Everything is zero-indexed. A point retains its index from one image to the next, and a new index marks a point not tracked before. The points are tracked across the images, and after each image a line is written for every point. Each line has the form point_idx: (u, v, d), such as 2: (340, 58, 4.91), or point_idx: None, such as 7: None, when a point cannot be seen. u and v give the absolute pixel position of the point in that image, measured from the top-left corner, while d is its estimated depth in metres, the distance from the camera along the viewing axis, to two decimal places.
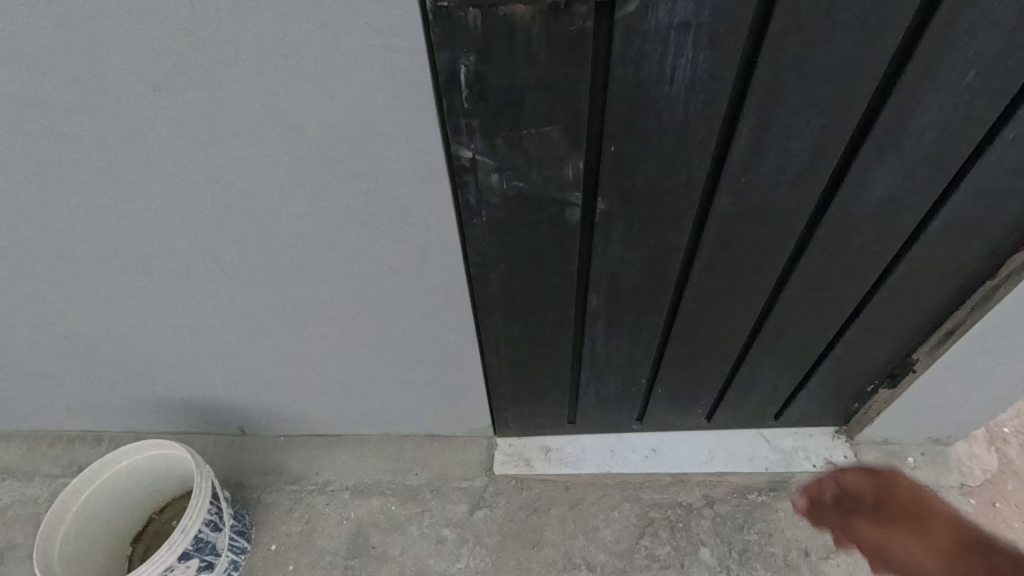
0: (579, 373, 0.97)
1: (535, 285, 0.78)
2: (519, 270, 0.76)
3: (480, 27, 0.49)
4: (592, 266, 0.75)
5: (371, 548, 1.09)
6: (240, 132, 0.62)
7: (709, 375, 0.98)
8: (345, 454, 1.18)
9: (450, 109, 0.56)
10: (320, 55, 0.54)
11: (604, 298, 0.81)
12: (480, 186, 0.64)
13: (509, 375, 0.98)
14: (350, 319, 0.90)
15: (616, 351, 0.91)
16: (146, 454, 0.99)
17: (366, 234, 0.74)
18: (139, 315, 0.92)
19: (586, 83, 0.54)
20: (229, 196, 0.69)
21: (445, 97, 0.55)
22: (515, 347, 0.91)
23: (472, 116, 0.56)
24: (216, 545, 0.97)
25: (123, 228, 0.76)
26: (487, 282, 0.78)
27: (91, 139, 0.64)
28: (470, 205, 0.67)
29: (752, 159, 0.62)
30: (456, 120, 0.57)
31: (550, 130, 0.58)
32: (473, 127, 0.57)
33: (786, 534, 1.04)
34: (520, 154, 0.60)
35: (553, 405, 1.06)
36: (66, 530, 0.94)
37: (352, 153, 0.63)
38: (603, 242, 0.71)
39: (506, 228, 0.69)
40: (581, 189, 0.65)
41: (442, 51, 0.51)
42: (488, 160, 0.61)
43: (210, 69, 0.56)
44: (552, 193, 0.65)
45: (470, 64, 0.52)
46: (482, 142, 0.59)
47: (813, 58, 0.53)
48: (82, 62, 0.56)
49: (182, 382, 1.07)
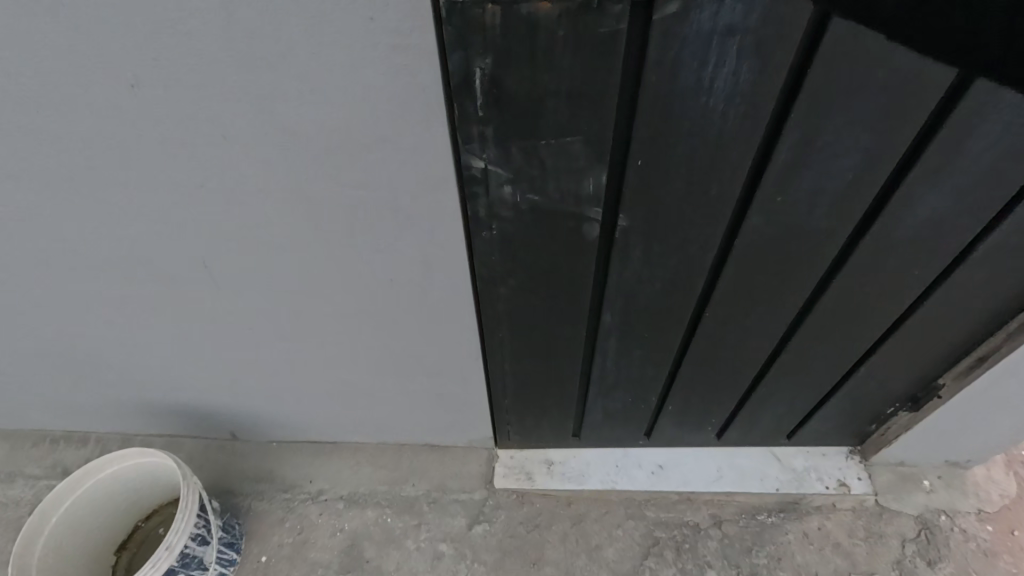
0: (587, 388, 0.93)
1: (546, 300, 0.73)
2: (528, 286, 0.71)
3: (499, 26, 0.43)
4: (608, 282, 0.70)
5: (365, 561, 1.05)
6: (228, 133, 0.56)
7: (723, 393, 0.93)
8: (339, 462, 1.14)
9: (461, 115, 0.50)
10: (316, 53, 0.48)
11: (619, 315, 0.76)
12: (491, 199, 0.58)
13: (513, 390, 0.93)
14: (347, 328, 0.85)
15: (627, 368, 0.87)
16: (132, 463, 0.95)
17: (365, 243, 0.68)
18: (124, 318, 0.87)
19: (615, 91, 0.48)
20: (218, 200, 0.64)
21: (456, 102, 0.49)
22: (521, 361, 0.86)
23: (485, 124, 0.51)
24: (203, 559, 0.93)
25: (105, 229, 0.70)
26: (494, 297, 0.73)
27: (66, 136, 0.58)
28: (479, 218, 0.61)
29: (790, 176, 0.56)
30: (467, 128, 0.51)
31: (571, 141, 0.52)
32: (487, 135, 0.51)
33: (796, 558, 1.01)
34: (536, 165, 0.55)
35: (558, 419, 1.01)
36: (46, 542, 0.90)
37: (352, 158, 0.57)
38: (622, 258, 0.66)
39: (517, 243, 0.64)
40: (602, 204, 0.59)
41: (454, 51, 0.45)
42: (501, 172, 0.55)
43: (194, 65, 0.50)
44: (569, 208, 0.59)
45: (485, 67, 0.46)
46: (495, 152, 0.54)
47: (871, 70, 0.47)
48: (49, 53, 0.50)
49: (170, 386, 1.02)
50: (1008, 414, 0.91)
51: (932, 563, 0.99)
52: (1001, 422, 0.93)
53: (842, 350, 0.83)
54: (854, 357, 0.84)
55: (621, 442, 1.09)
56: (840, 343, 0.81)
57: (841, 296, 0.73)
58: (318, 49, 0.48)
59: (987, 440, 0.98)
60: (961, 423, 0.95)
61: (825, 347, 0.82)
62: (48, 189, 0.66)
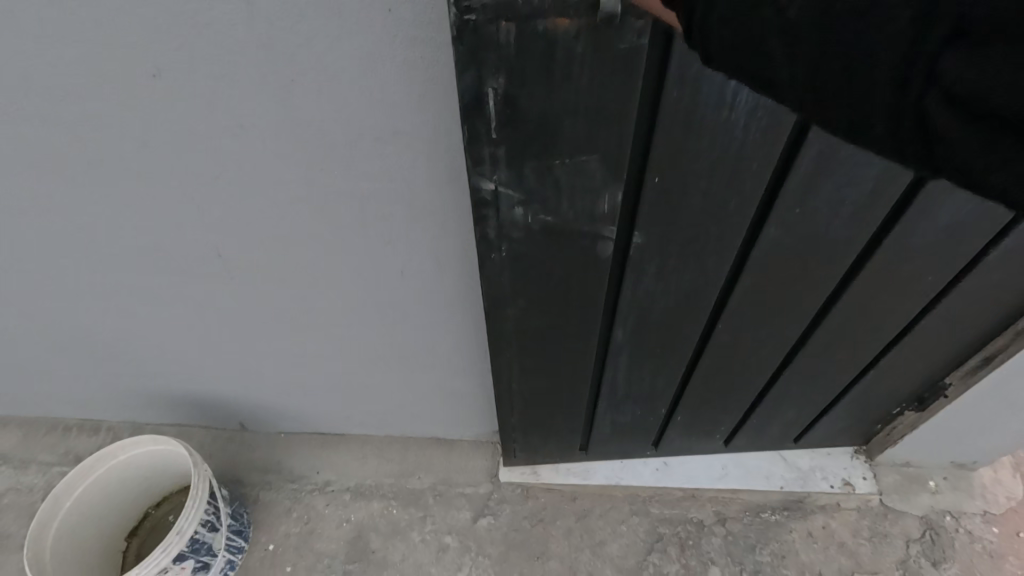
0: (595, 402, 0.92)
1: (557, 317, 0.73)
2: (538, 301, 0.70)
3: (514, 45, 0.43)
4: (619, 297, 0.70)
5: (371, 552, 1.06)
6: (245, 124, 0.57)
7: (732, 402, 0.94)
8: (346, 454, 1.15)
9: (473, 136, 0.50)
10: (334, 47, 0.49)
11: (630, 329, 0.76)
12: (502, 218, 0.58)
13: (520, 407, 0.92)
14: (356, 320, 0.86)
15: (637, 380, 0.86)
16: (144, 449, 0.96)
17: (377, 236, 0.70)
18: (138, 308, 0.88)
19: (634, 109, 0.48)
20: (234, 191, 0.65)
21: (467, 123, 0.49)
22: (529, 378, 0.85)
23: (498, 144, 0.50)
24: (212, 545, 0.95)
25: (123, 218, 0.72)
26: (504, 316, 0.72)
27: (87, 125, 0.59)
28: (491, 238, 0.61)
29: (811, 186, 0.57)
30: (478, 148, 0.51)
31: (587, 160, 0.52)
32: (500, 155, 0.51)
33: (800, 557, 1.01)
34: (549, 183, 0.54)
35: (565, 435, 1.00)
36: (59, 526, 0.91)
37: (365, 150, 0.58)
38: (636, 273, 0.66)
39: (529, 262, 0.64)
40: (616, 221, 0.60)
41: (467, 72, 0.45)
42: (513, 192, 0.55)
43: (214, 57, 0.51)
44: (583, 225, 0.59)
45: (498, 86, 0.46)
46: (506, 172, 0.53)
47: None
48: (73, 43, 0.51)
49: (181, 376, 1.04)
50: (1016, 416, 0.90)
51: (937, 564, 0.99)
52: (1008, 423, 0.93)
53: (853, 356, 0.83)
54: (865, 363, 0.85)
55: (627, 455, 1.07)
56: (849, 350, 0.82)
57: (853, 304, 0.73)
58: (334, 42, 0.48)
59: (994, 442, 0.98)
60: (967, 423, 0.95)
61: (836, 354, 0.83)
62: (69, 178, 0.67)
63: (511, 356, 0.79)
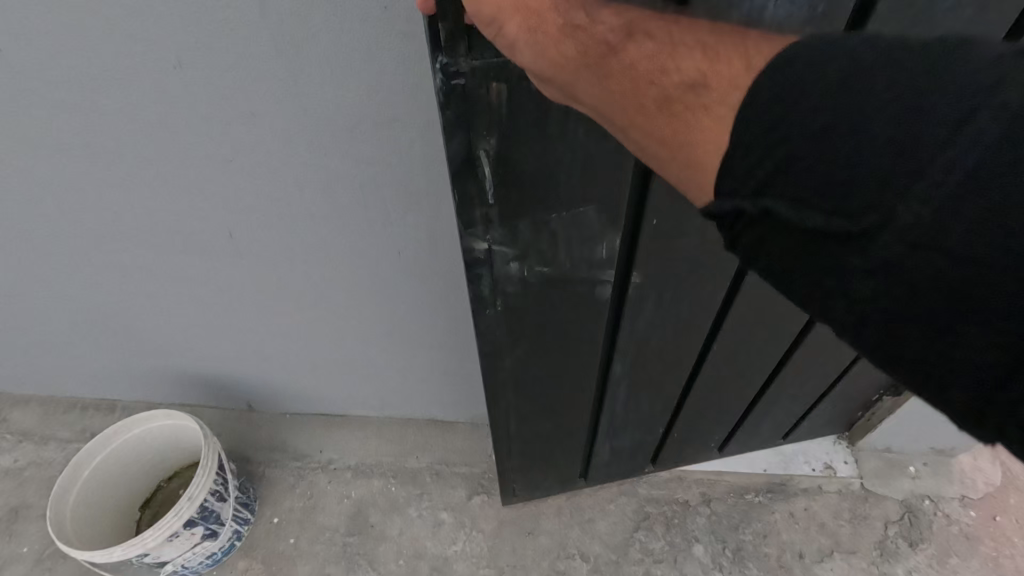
0: (594, 433, 0.92)
1: (554, 358, 0.73)
2: (536, 346, 0.70)
3: (504, 105, 0.44)
4: (618, 334, 0.71)
5: (370, 526, 1.11)
6: (256, 111, 0.62)
7: (726, 415, 0.95)
8: (348, 435, 1.21)
9: (466, 199, 0.49)
10: (337, 40, 0.54)
11: (628, 363, 0.76)
12: (497, 273, 0.58)
13: (518, 449, 0.91)
14: (359, 301, 0.91)
15: (635, 410, 0.87)
16: (157, 423, 1.02)
17: (377, 218, 0.75)
18: (155, 287, 0.94)
19: (628, 160, 0.49)
20: (246, 174, 0.71)
21: (457, 187, 0.49)
22: (527, 420, 0.84)
23: (492, 205, 0.51)
24: (220, 514, 1.00)
25: (143, 201, 0.78)
26: (500, 364, 0.71)
27: (113, 113, 0.65)
28: (485, 294, 0.60)
29: None
30: (471, 211, 0.51)
31: (583, 210, 0.53)
32: (494, 215, 0.51)
33: (782, 536, 1.05)
34: (545, 236, 0.55)
35: (562, 468, 0.99)
36: (79, 493, 0.97)
37: (366, 135, 0.64)
38: (634, 309, 0.67)
39: (525, 311, 0.64)
40: (613, 265, 0.61)
41: (456, 136, 0.45)
42: (506, 248, 0.55)
43: (229, 50, 0.57)
44: (581, 271, 0.60)
45: (489, 148, 0.46)
46: (501, 231, 0.54)
47: None
48: (104, 37, 0.57)
49: (194, 355, 1.10)
50: None
51: (915, 544, 1.02)
52: None
53: (838, 356, 0.87)
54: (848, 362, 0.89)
55: (626, 478, 1.07)
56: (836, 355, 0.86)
57: None
58: (337, 34, 0.54)
59: None
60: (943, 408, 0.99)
61: (824, 359, 0.86)
62: (96, 163, 0.73)
63: (509, 401, 0.78)
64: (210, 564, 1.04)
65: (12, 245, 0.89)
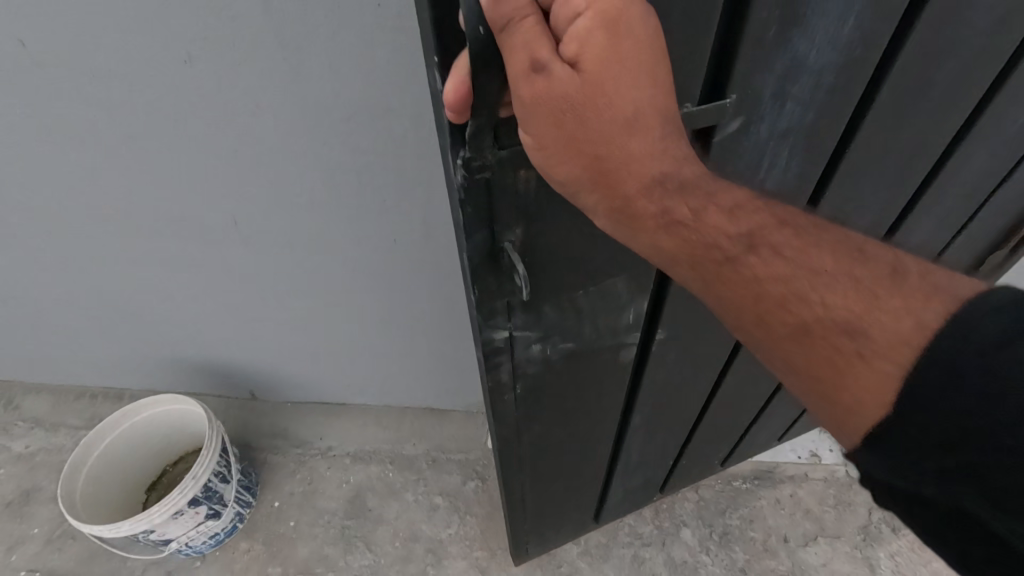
0: (608, 482, 0.92)
1: (574, 421, 0.73)
2: (554, 412, 0.69)
3: (530, 192, 0.42)
4: (640, 387, 0.73)
5: (367, 509, 1.14)
6: (261, 102, 0.67)
7: (731, 436, 0.98)
8: (346, 422, 1.24)
9: (491, 291, 0.48)
10: (335, 37, 0.58)
11: (645, 411, 0.79)
12: (518, 355, 0.57)
13: (535, 510, 0.89)
14: (357, 289, 0.95)
15: (648, 449, 0.89)
16: (164, 408, 1.06)
17: (374, 207, 0.79)
18: (163, 276, 0.98)
19: None
20: (252, 165, 0.75)
21: (478, 282, 0.47)
22: (544, 484, 0.83)
23: (513, 295, 0.50)
24: (223, 495, 1.04)
25: (154, 191, 0.82)
26: (520, 435, 0.70)
27: (127, 106, 0.70)
28: (507, 376, 0.59)
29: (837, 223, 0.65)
30: (493, 301, 0.50)
31: (610, 284, 0.55)
32: (517, 304, 0.51)
33: (768, 521, 1.07)
34: (570, 313, 0.56)
35: (577, 519, 0.98)
36: (89, 471, 1.02)
37: (363, 124, 0.68)
38: (657, 360, 0.70)
39: (547, 383, 0.64)
40: (636, 329, 0.63)
41: (480, 231, 0.43)
42: (529, 330, 0.55)
43: (236, 47, 0.61)
44: (608, 339, 0.62)
45: (515, 239, 0.45)
46: (522, 316, 0.53)
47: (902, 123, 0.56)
48: (119, 34, 0.61)
49: (200, 344, 1.14)
50: None
51: (898, 530, 1.05)
52: None
53: None
54: None
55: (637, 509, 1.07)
56: None
57: None
58: (336, 30, 0.58)
59: None
60: None
61: None
62: (109, 154, 0.77)
63: (526, 468, 0.77)
64: (213, 545, 1.08)
65: (29, 234, 0.93)
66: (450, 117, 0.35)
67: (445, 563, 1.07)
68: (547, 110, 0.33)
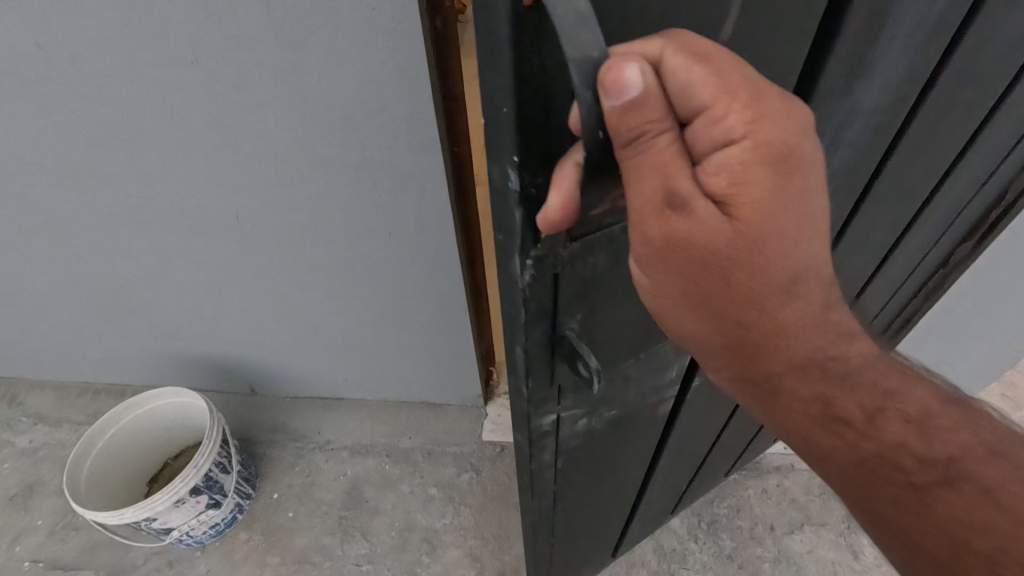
0: (631, 524, 0.94)
1: (606, 478, 0.75)
2: (589, 473, 0.72)
3: (586, 279, 0.45)
4: (669, 433, 0.77)
5: (364, 501, 1.17)
6: (263, 101, 0.71)
7: (739, 455, 1.03)
8: (343, 416, 1.26)
9: (546, 375, 0.51)
10: (333, 38, 0.62)
11: (670, 452, 0.82)
12: (562, 431, 0.59)
13: (566, 560, 0.90)
14: (355, 283, 0.99)
15: (670, 485, 0.92)
16: (167, 401, 1.09)
17: (371, 202, 0.83)
18: (166, 271, 1.02)
19: None
20: (254, 161, 0.79)
21: (531, 372, 0.49)
22: (575, 537, 0.85)
23: (563, 377, 0.52)
24: (223, 486, 1.07)
25: (158, 187, 0.86)
26: (558, 501, 0.72)
27: (136, 104, 0.74)
28: (552, 451, 0.61)
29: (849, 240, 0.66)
30: (545, 386, 0.52)
31: (651, 348, 0.58)
32: (566, 385, 0.53)
33: (755, 510, 1.10)
34: (613, 383, 0.59)
35: (604, 560, 0.99)
36: (93, 462, 1.04)
37: (359, 122, 0.72)
38: (685, 407, 0.74)
39: (587, 450, 0.66)
40: (670, 385, 0.67)
41: (538, 323, 0.45)
42: (575, 407, 0.57)
43: (239, 47, 0.65)
44: (646, 398, 0.65)
45: (571, 325, 0.47)
46: (568, 398, 0.56)
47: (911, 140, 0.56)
48: (129, 35, 0.65)
49: (202, 339, 1.17)
50: None
51: None
52: None
53: None
54: None
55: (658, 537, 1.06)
56: None
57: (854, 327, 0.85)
58: (334, 32, 0.62)
59: None
60: None
61: None
62: (117, 151, 0.81)
63: (561, 528, 0.79)
64: (213, 536, 1.11)
65: (37, 229, 0.97)
66: (546, 229, 0.36)
67: (439, 552, 1.10)
68: (685, 254, 0.37)
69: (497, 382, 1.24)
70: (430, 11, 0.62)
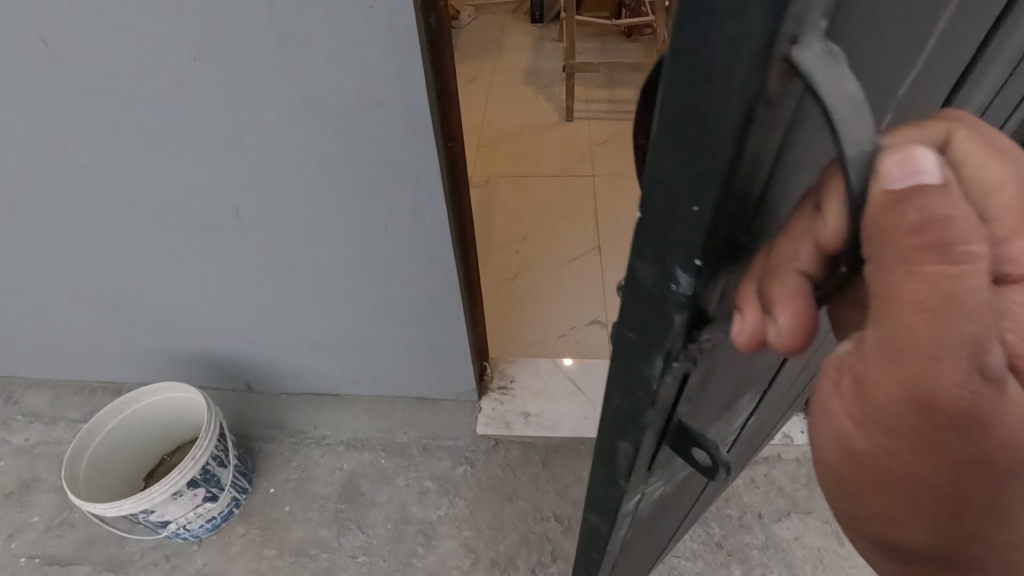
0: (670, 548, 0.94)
1: (663, 519, 0.73)
2: (651, 520, 0.69)
3: (715, 366, 0.39)
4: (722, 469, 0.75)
5: (360, 494, 1.18)
6: (263, 97, 0.73)
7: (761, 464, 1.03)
8: (338, 412, 1.27)
9: (649, 460, 0.46)
10: (331, 35, 0.65)
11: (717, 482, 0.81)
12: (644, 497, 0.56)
13: None
14: (351, 278, 1.01)
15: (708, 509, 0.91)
16: (164, 396, 1.10)
17: (367, 197, 0.85)
18: (165, 267, 1.03)
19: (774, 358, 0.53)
20: (253, 156, 0.81)
21: (639, 461, 0.45)
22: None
23: (663, 456, 0.48)
24: (220, 479, 1.08)
25: (158, 183, 0.88)
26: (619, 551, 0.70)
27: (139, 100, 0.76)
28: (630, 517, 0.58)
29: None
30: (644, 469, 0.47)
31: (733, 406, 0.55)
32: (663, 462, 0.49)
33: (743, 499, 1.12)
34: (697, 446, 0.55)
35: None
36: (91, 456, 1.06)
37: (356, 117, 0.74)
38: (740, 442, 0.72)
39: (657, 504, 0.63)
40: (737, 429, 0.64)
41: (659, 418, 0.40)
42: (663, 475, 0.54)
43: (240, 43, 0.67)
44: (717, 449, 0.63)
45: (687, 411, 0.43)
46: (656, 474, 0.52)
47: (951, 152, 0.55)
48: (135, 32, 0.68)
49: (199, 335, 1.18)
50: None
51: None
52: None
53: None
54: None
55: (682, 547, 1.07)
56: None
57: None
58: (333, 30, 0.65)
59: None
60: None
61: None
62: (118, 147, 0.83)
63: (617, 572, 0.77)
64: (209, 530, 1.12)
65: (38, 226, 0.98)
66: (771, 353, 0.29)
67: (435, 544, 1.11)
68: (990, 471, 0.24)
69: (491, 377, 1.27)
70: (425, 10, 0.65)
